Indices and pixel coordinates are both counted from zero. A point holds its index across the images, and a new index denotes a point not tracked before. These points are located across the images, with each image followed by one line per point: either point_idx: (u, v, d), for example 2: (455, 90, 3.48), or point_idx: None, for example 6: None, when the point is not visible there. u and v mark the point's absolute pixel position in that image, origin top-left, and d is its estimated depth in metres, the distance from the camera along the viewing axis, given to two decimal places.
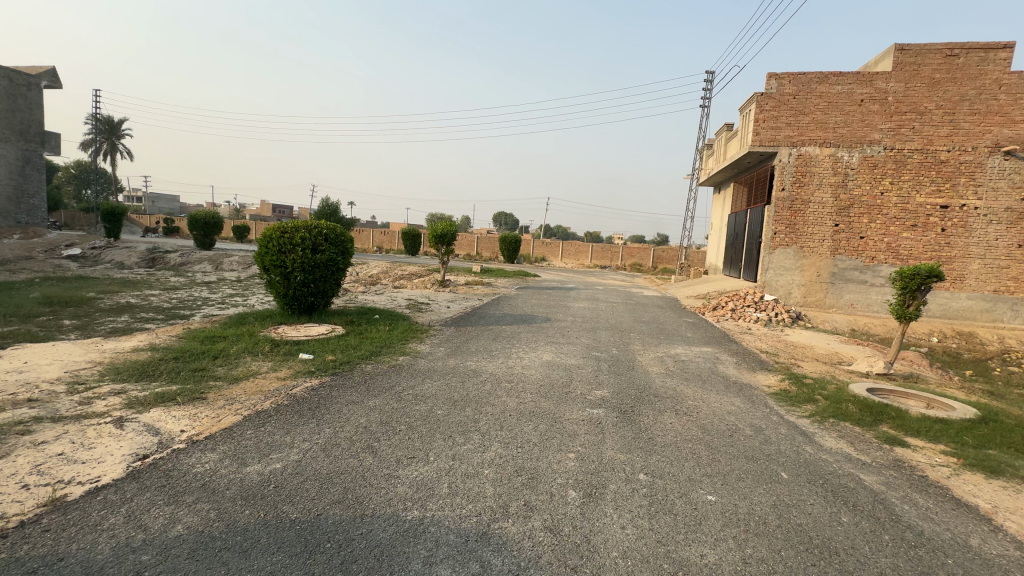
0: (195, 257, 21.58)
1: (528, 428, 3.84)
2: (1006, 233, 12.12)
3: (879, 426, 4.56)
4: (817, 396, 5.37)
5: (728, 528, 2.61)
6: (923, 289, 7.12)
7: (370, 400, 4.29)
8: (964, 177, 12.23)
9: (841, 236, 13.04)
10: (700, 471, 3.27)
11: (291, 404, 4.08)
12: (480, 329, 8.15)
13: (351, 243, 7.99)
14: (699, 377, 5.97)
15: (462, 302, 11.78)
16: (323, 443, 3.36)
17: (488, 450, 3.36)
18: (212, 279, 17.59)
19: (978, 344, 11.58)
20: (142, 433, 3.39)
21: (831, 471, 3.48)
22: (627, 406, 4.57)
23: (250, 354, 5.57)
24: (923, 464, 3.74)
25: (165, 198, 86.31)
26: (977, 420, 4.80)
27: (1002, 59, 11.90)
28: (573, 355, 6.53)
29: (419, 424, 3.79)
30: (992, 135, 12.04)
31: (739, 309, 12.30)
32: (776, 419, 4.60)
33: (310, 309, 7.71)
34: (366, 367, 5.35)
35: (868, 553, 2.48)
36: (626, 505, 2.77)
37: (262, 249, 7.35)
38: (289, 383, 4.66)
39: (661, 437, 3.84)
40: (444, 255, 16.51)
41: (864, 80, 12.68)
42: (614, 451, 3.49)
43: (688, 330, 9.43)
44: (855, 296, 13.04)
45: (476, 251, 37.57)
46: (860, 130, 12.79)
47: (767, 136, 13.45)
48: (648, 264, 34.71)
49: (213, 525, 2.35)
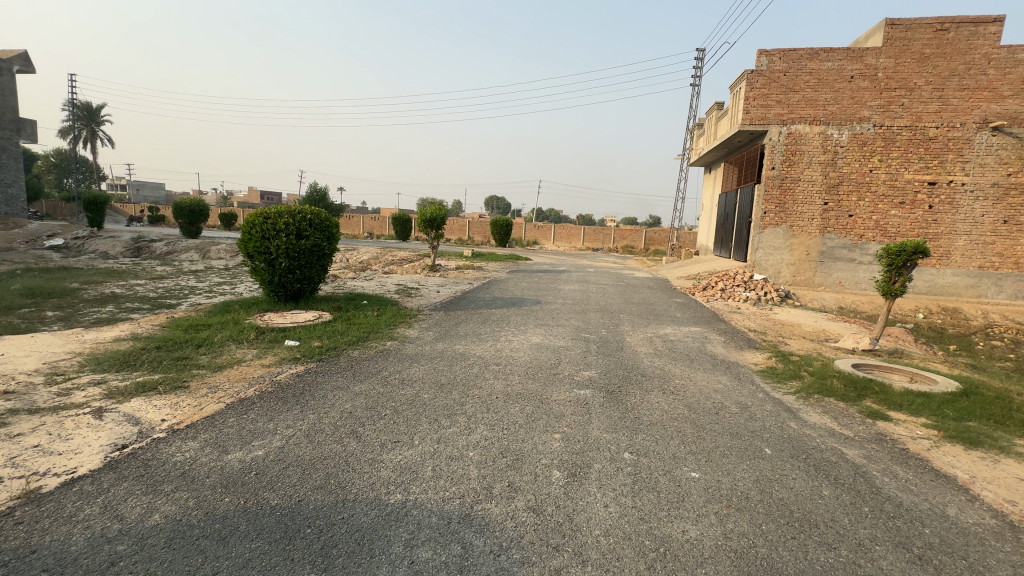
0: (181, 246, 21.25)
1: (515, 409, 3.83)
2: (992, 209, 12.21)
3: (863, 400, 4.62)
4: (803, 372, 5.44)
5: (711, 503, 2.63)
6: (909, 265, 7.17)
7: (356, 385, 4.26)
8: (952, 153, 12.24)
9: (831, 215, 13.06)
10: (685, 448, 3.30)
11: (275, 391, 4.03)
12: (470, 312, 8.10)
13: (336, 228, 7.88)
14: (686, 356, 6.00)
15: (452, 286, 11.72)
16: (306, 429, 3.33)
17: (474, 433, 3.35)
18: (198, 267, 17.36)
19: (963, 319, 11.76)
20: (122, 423, 3.33)
21: (814, 446, 3.51)
22: (614, 386, 4.57)
23: (234, 342, 5.49)
24: (904, 437, 3.79)
25: (150, 187, 84.77)
26: (959, 394, 4.86)
27: (992, 33, 11.84)
28: (562, 338, 6.51)
29: (404, 408, 3.77)
30: (981, 111, 12.03)
31: (729, 289, 12.35)
32: (762, 396, 4.63)
33: (296, 295, 7.61)
34: (353, 352, 5.32)
35: (848, 525, 2.51)
36: (610, 484, 2.77)
37: (245, 236, 7.21)
38: (273, 370, 4.62)
39: (647, 416, 3.85)
40: (434, 240, 16.37)
41: (854, 56, 12.58)
42: (600, 431, 3.50)
43: (677, 310, 9.48)
44: (843, 274, 13.13)
45: (467, 236, 37.31)
46: (850, 107, 12.72)
47: (757, 115, 13.35)
48: (640, 245, 34.73)
49: (192, 513, 2.32)
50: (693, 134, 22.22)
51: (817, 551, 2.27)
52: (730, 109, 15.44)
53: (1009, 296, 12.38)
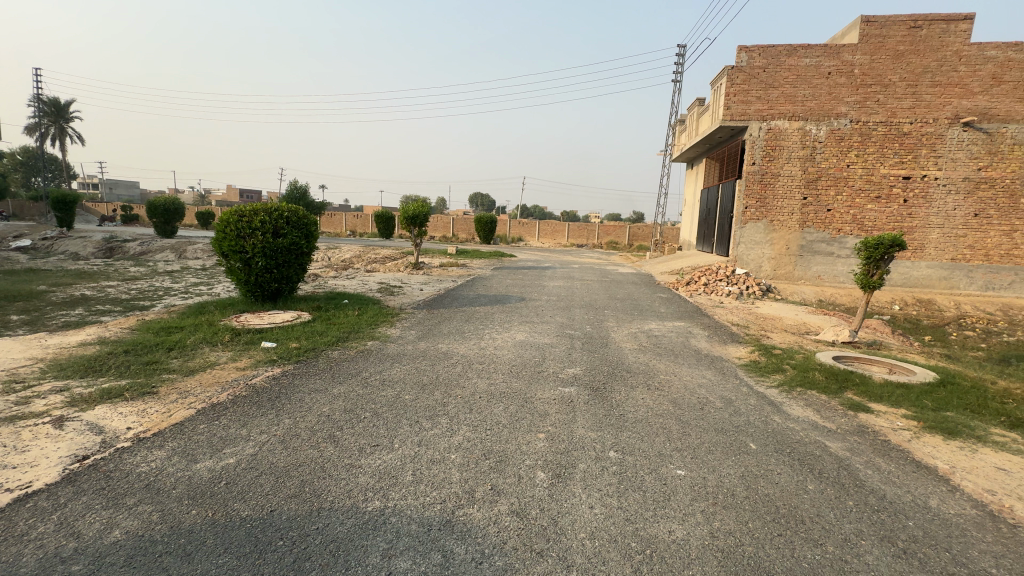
0: (156, 245, 20.65)
1: (498, 409, 3.76)
2: (963, 203, 12.52)
3: (844, 392, 4.66)
4: (785, 366, 5.47)
5: (697, 502, 2.59)
6: (886, 258, 7.27)
7: (334, 387, 4.13)
8: (925, 148, 12.51)
9: (810, 209, 13.25)
10: (670, 445, 3.26)
11: (249, 395, 3.88)
12: (453, 311, 7.99)
13: (315, 226, 7.70)
14: (671, 351, 5.99)
15: (436, 284, 11.57)
16: (281, 434, 3.20)
17: (456, 434, 3.26)
18: (174, 267, 16.89)
19: (937, 311, 12.05)
20: (84, 433, 3.16)
21: (797, 439, 3.51)
22: (598, 383, 4.52)
23: (207, 344, 5.30)
24: (885, 428, 3.81)
25: (124, 185, 82.38)
26: (937, 384, 4.93)
27: (963, 31, 12.09)
28: (547, 334, 6.45)
29: (384, 410, 3.66)
30: (952, 107, 12.30)
31: (711, 284, 12.46)
32: (746, 390, 4.64)
33: (274, 295, 7.40)
34: (332, 353, 5.17)
35: (834, 520, 2.49)
36: (595, 484, 2.71)
37: (219, 235, 6.98)
38: (248, 373, 4.46)
39: (632, 413, 3.81)
40: (417, 237, 16.17)
41: (831, 53, 12.76)
42: (585, 429, 3.44)
43: (662, 305, 9.50)
44: (822, 268, 13.35)
45: (452, 233, 37.03)
46: (827, 103, 12.91)
47: (737, 110, 13.46)
48: (624, 241, 34.90)
49: (155, 528, 2.19)
50: (675, 130, 22.35)
51: (804, 548, 2.24)
52: (711, 105, 15.55)
53: (980, 288, 12.73)
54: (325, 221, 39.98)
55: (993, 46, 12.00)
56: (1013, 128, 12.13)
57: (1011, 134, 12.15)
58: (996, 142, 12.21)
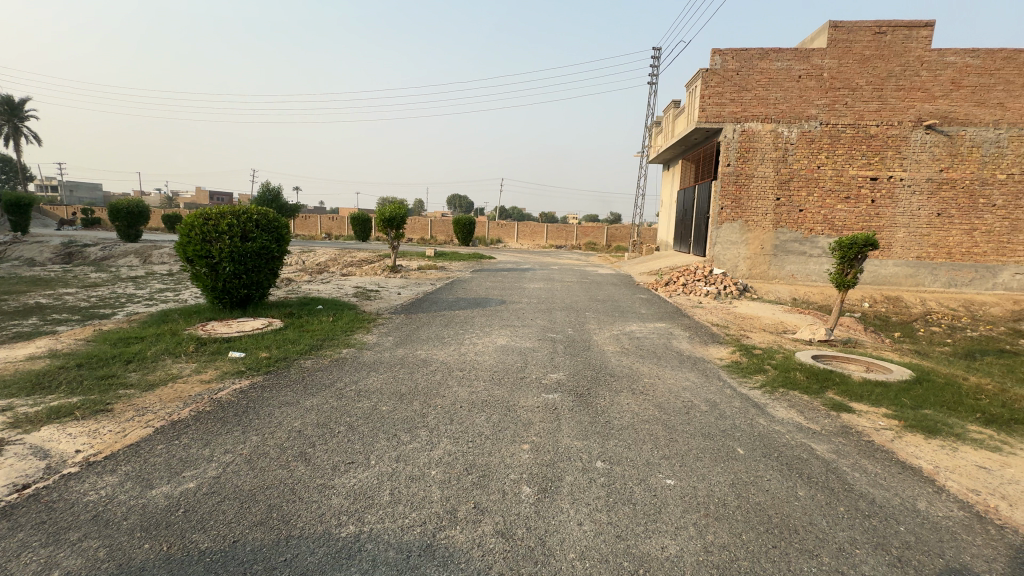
0: (119, 250, 19.76)
1: (481, 419, 3.61)
2: (927, 203, 12.95)
3: (825, 393, 4.67)
4: (766, 366, 5.48)
5: (688, 513, 2.50)
6: (860, 258, 7.40)
7: (307, 400, 3.91)
8: (891, 150, 12.90)
9: (783, 209, 13.51)
10: (658, 452, 3.18)
11: (213, 411, 3.63)
12: (432, 315, 7.80)
13: (286, 229, 7.40)
14: (653, 353, 5.95)
15: (414, 287, 11.33)
16: (248, 453, 2.99)
17: (436, 448, 3.11)
18: (139, 273, 16.17)
19: (904, 307, 12.43)
20: (26, 458, 2.88)
21: (784, 443, 3.47)
22: (582, 389, 4.42)
23: (169, 356, 4.99)
24: (867, 429, 3.81)
25: (86, 187, 79.09)
26: (913, 382, 4.99)
27: (924, 37, 12.52)
28: (528, 338, 6.33)
29: (360, 423, 3.47)
30: (915, 110, 12.72)
31: (690, 284, 12.56)
32: (729, 392, 4.61)
33: (244, 302, 7.08)
34: (305, 363, 4.94)
35: (827, 528, 2.43)
36: (584, 499, 2.59)
37: (183, 239, 6.62)
38: (214, 386, 4.19)
39: (618, 420, 3.72)
40: (394, 240, 15.88)
41: (801, 57, 13.04)
42: (571, 439, 3.32)
43: (642, 306, 9.49)
44: (795, 267, 13.63)
45: (430, 235, 36.64)
46: (798, 106, 13.18)
47: (712, 113, 13.63)
48: (602, 242, 35.12)
49: (102, 567, 1.98)
50: (652, 132, 22.56)
51: (799, 560, 2.17)
52: (687, 107, 15.71)
53: (943, 285, 13.18)
54: (300, 224, 39.11)
55: (952, 52, 12.45)
56: (972, 131, 12.60)
57: (970, 136, 12.62)
58: (956, 144, 12.66)
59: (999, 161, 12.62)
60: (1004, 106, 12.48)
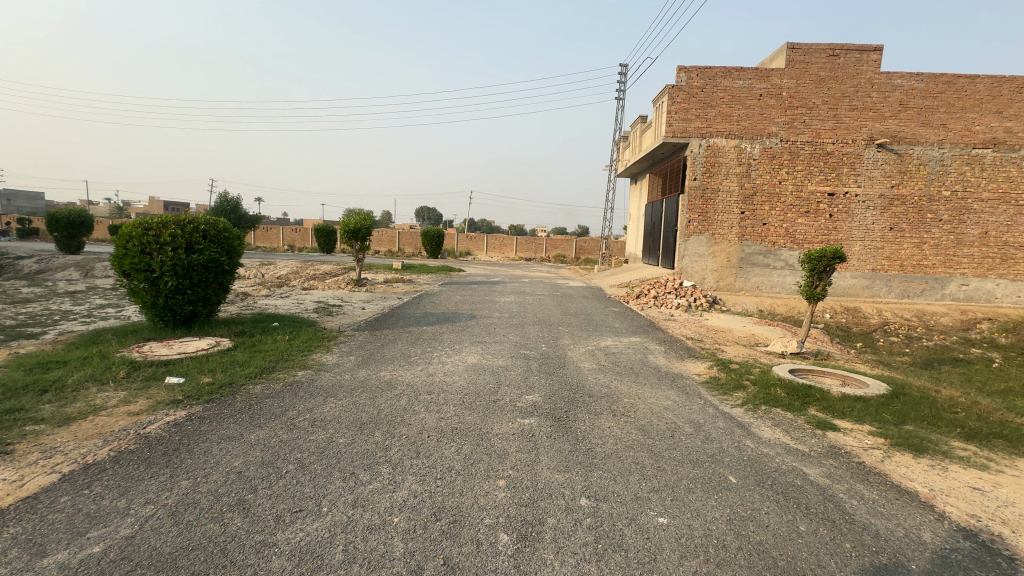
0: (57, 262, 18.33)
1: (451, 451, 3.24)
2: (880, 217, 13.47)
3: (807, 409, 4.53)
4: (745, 382, 5.34)
5: (686, 560, 2.22)
6: (828, 270, 7.48)
7: (251, 433, 3.44)
8: (846, 167, 13.40)
9: (747, 223, 13.77)
10: (646, 484, 2.90)
11: (138, 450, 3.12)
12: (398, 331, 7.36)
13: (237, 240, 6.84)
14: (631, 370, 5.72)
15: (379, 302, 10.81)
16: (176, 503, 2.53)
17: (399, 489, 2.73)
18: (78, 287, 14.95)
19: (863, 318, 12.80)
20: None
21: (775, 468, 3.26)
22: (560, 412, 4.12)
23: (94, 383, 4.39)
24: (856, 448, 3.66)
25: (26, 197, 74.19)
26: (890, 396, 4.92)
27: (874, 60, 13.14)
28: (500, 356, 6.01)
29: (312, 460, 3.04)
30: (868, 129, 13.28)
31: (661, 296, 12.54)
32: (712, 411, 4.40)
33: (188, 320, 6.46)
34: (253, 389, 4.43)
35: (836, 571, 2.20)
36: (570, 546, 2.28)
37: (119, 250, 5.99)
38: (143, 419, 3.66)
39: (600, 447, 3.43)
40: (359, 252, 15.29)
41: (762, 76, 13.43)
42: (551, 472, 3.01)
43: (616, 320, 9.34)
44: (760, 279, 13.87)
45: (398, 247, 35.91)
46: (760, 123, 13.54)
47: (678, 128, 13.84)
48: (572, 254, 35.29)
49: None
50: (619, 146, 22.86)
51: None
52: (654, 122, 15.91)
53: (898, 296, 13.67)
54: (261, 235, 37.60)
55: (900, 75, 13.09)
56: (919, 150, 13.23)
57: (917, 155, 13.25)
58: (905, 162, 13.27)
59: (944, 178, 13.29)
60: (947, 127, 13.17)
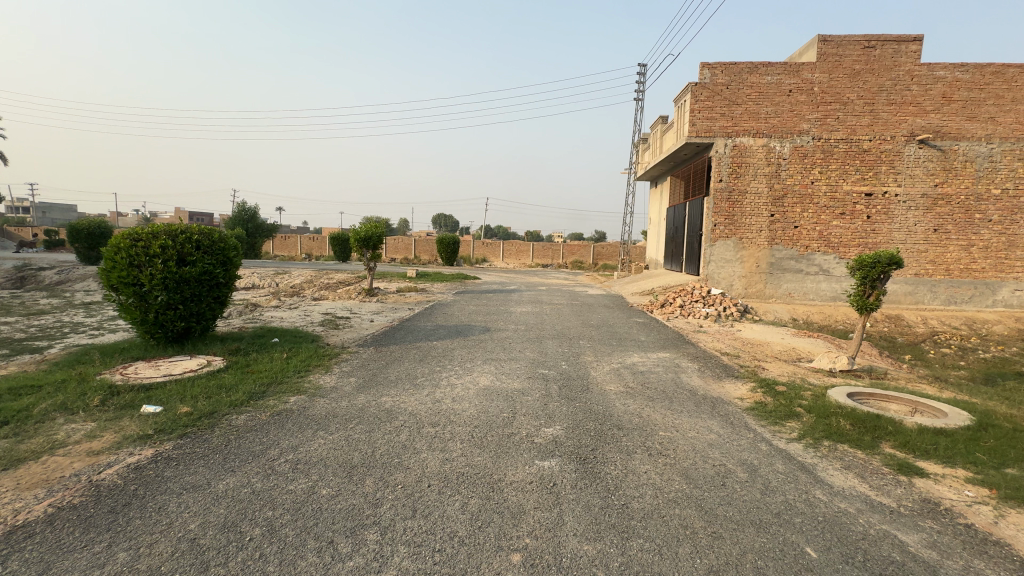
0: (77, 273, 18.43)
1: (455, 509, 2.64)
2: (923, 218, 12.50)
3: (880, 447, 3.81)
4: (797, 409, 4.61)
5: None
6: (882, 278, 6.67)
7: (220, 481, 2.91)
8: (885, 165, 12.47)
9: (778, 226, 12.94)
10: (702, 562, 2.26)
11: (81, 506, 2.61)
12: (406, 347, 6.82)
13: (232, 251, 6.41)
14: (663, 393, 5.06)
15: (389, 313, 10.31)
16: None
17: (386, 568, 2.14)
18: (94, 298, 14.91)
19: (907, 327, 11.83)
20: None
21: (862, 535, 2.57)
22: (585, 450, 3.49)
23: (62, 413, 3.93)
24: (955, 504, 2.94)
25: (59, 210, 76.92)
26: (975, 428, 4.14)
27: (913, 51, 12.21)
28: (515, 377, 5.40)
29: (286, 521, 2.49)
30: (908, 125, 12.36)
31: (687, 305, 11.78)
32: (765, 449, 3.72)
33: (181, 337, 6.03)
34: (236, 420, 3.92)
35: None
36: None
37: (107, 263, 5.60)
38: (103, 461, 3.15)
39: (637, 501, 2.80)
40: (370, 261, 14.88)
41: (791, 71, 12.64)
42: (580, 541, 2.39)
43: (641, 332, 8.64)
44: (793, 285, 13.00)
45: (414, 255, 35.73)
46: (790, 120, 12.73)
47: (702, 127, 13.12)
48: (589, 260, 34.61)
49: None
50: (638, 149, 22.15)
51: None
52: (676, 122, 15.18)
53: (943, 302, 12.65)
54: (279, 244, 38.00)
55: (942, 66, 12.15)
56: (965, 146, 12.25)
57: (963, 151, 12.26)
58: (950, 159, 12.29)
59: (993, 175, 12.27)
60: (995, 120, 12.17)
